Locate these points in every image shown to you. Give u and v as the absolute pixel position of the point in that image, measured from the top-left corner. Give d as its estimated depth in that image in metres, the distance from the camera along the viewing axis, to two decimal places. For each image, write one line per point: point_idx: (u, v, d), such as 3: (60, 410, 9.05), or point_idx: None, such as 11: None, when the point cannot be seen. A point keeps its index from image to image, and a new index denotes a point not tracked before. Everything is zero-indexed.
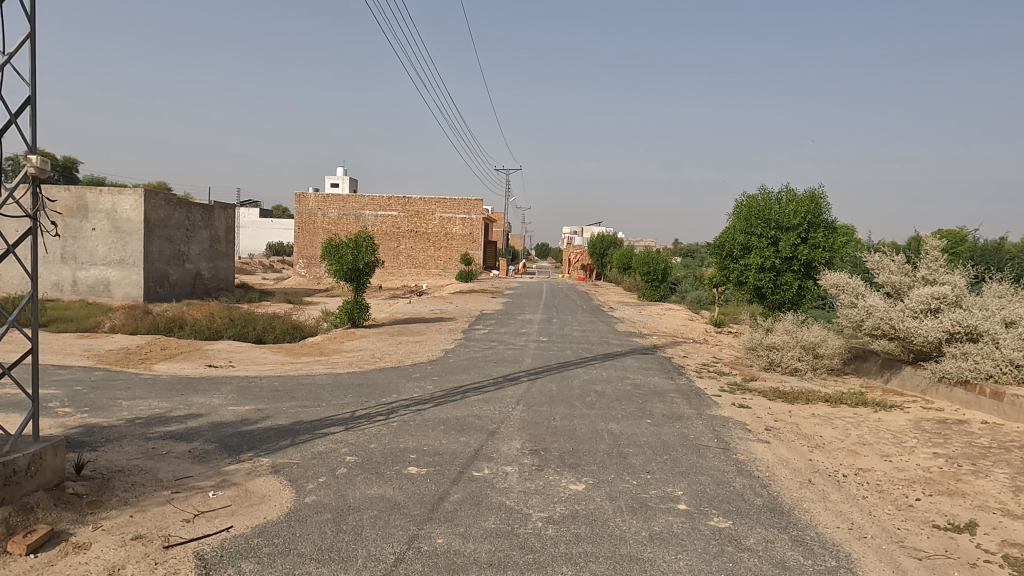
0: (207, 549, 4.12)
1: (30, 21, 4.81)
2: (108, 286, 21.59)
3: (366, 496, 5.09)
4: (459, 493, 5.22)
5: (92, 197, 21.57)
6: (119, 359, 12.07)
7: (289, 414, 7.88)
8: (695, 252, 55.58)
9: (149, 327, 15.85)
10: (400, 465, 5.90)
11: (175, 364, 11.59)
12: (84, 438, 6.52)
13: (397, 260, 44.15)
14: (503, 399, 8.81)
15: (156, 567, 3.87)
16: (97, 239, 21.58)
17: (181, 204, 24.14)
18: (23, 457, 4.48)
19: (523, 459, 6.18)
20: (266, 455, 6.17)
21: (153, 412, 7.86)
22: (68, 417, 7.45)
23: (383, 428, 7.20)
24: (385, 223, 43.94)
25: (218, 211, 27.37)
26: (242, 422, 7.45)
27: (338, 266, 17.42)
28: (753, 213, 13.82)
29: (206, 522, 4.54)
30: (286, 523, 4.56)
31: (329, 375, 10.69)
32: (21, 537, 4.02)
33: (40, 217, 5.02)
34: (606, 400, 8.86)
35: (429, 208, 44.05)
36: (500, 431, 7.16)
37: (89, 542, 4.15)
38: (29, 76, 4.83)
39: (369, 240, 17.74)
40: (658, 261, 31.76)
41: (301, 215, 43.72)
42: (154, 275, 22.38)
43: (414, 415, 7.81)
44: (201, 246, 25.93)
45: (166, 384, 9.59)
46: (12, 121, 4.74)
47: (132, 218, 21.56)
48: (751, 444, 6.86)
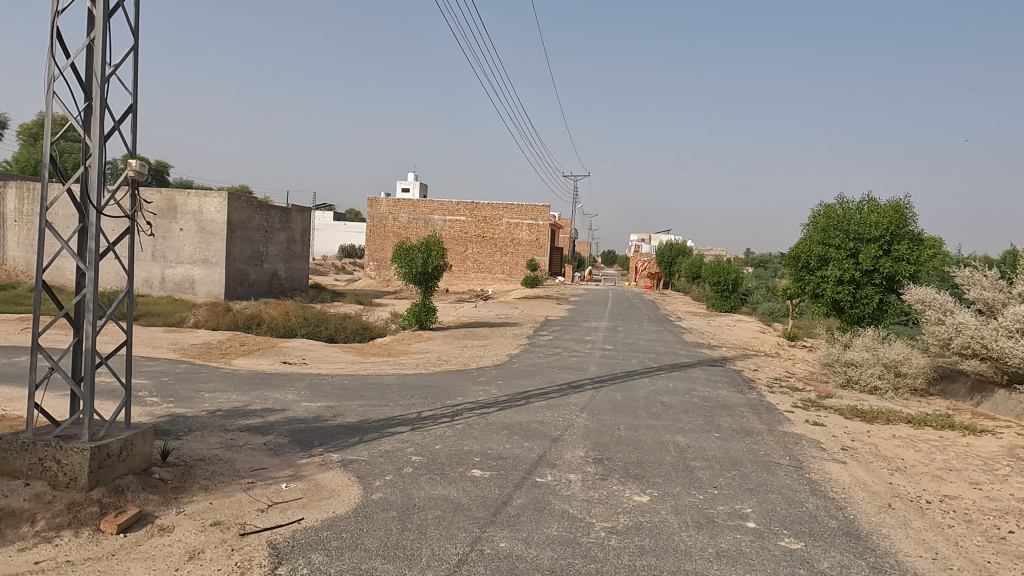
0: (280, 539, 4.27)
1: (134, 35, 5.16)
2: (192, 284, 22.80)
3: (431, 497, 5.17)
4: (521, 498, 5.23)
5: (180, 199, 22.83)
6: (202, 354, 12.73)
7: (358, 412, 8.10)
8: (768, 262, 53.88)
9: (229, 323, 16.63)
10: (465, 467, 5.96)
11: (252, 360, 12.13)
12: (169, 428, 6.89)
13: (463, 264, 44.62)
14: (567, 406, 8.77)
15: (232, 553, 4.04)
16: (184, 239, 22.81)
17: (261, 207, 25.25)
18: (117, 442, 4.78)
19: (586, 467, 6.14)
20: (336, 451, 6.35)
21: (232, 405, 8.23)
22: (155, 405, 7.91)
23: (448, 429, 7.30)
24: (452, 228, 44.53)
25: (295, 214, 28.50)
26: (314, 418, 7.71)
27: (408, 269, 17.79)
28: (832, 223, 13.31)
29: (279, 513, 4.71)
30: (354, 518, 4.68)
31: (396, 375, 10.90)
32: (113, 517, 4.29)
33: (137, 218, 5.31)
34: (672, 412, 8.68)
35: (497, 213, 44.37)
36: (564, 438, 7.14)
37: (172, 525, 4.38)
38: (131, 85, 5.18)
39: (439, 245, 18.02)
40: (729, 271, 30.96)
41: (373, 218, 44.96)
42: (234, 274, 23.45)
43: (478, 419, 7.89)
44: (279, 248, 27.03)
45: (244, 379, 10.03)
46: (116, 128, 5.10)
47: (216, 219, 22.71)
48: (825, 463, 6.59)
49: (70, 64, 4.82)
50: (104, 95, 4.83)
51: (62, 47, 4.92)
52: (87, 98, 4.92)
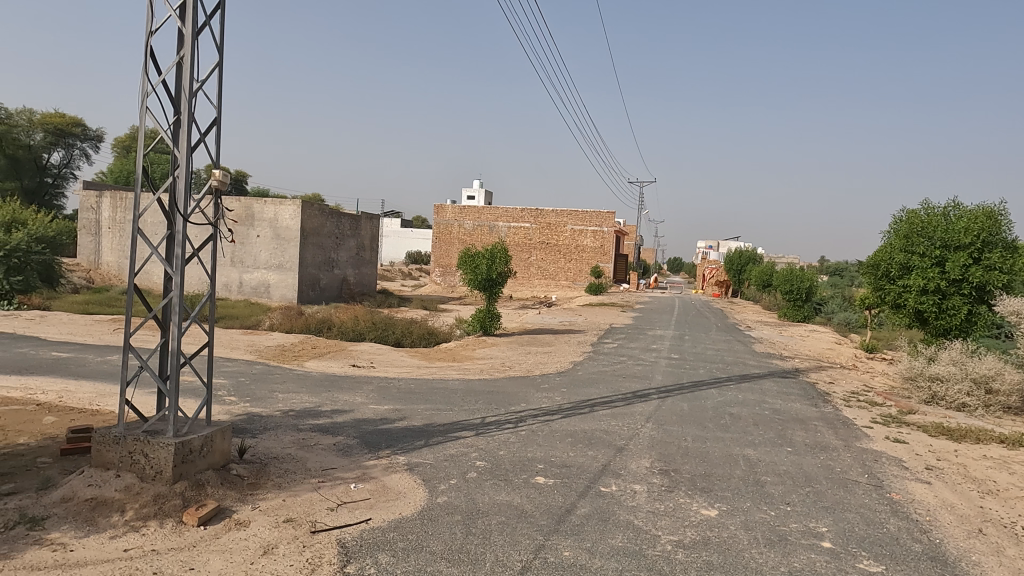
0: (348, 538, 4.38)
1: (219, 51, 5.43)
2: (268, 288, 23.76)
3: (495, 502, 5.19)
4: (585, 507, 5.18)
5: (258, 207, 23.86)
6: (276, 355, 13.25)
7: (423, 416, 8.23)
8: (845, 271, 51.60)
9: (302, 327, 17.24)
10: (528, 474, 5.96)
11: (323, 363, 12.52)
12: (246, 426, 7.20)
13: (527, 271, 44.73)
14: (632, 416, 8.65)
15: (304, 550, 4.17)
16: (261, 245, 23.81)
17: (332, 215, 26.09)
18: (198, 439, 5.02)
19: (652, 478, 6.03)
20: (403, 454, 6.47)
21: (304, 405, 8.51)
22: (233, 404, 8.27)
23: (512, 436, 7.32)
24: (517, 235, 44.75)
25: (364, 221, 29.30)
26: (381, 420, 7.88)
27: (473, 276, 17.98)
28: (915, 230, 12.67)
29: (348, 513, 4.84)
30: (420, 520, 4.75)
31: (460, 381, 11.02)
32: (194, 510, 4.51)
33: (219, 225, 5.57)
34: (742, 424, 8.43)
35: (561, 220, 44.27)
36: (629, 447, 7.04)
37: (248, 520, 4.56)
38: (215, 98, 5.45)
39: (504, 251, 18.14)
40: (803, 279, 29.82)
41: (439, 225, 45.76)
42: (307, 279, 24.30)
43: (542, 426, 7.87)
44: (349, 254, 27.84)
45: (315, 381, 10.36)
46: (201, 140, 5.38)
47: (290, 226, 23.61)
48: (908, 483, 6.25)
49: (162, 80, 5.12)
50: (191, 108, 5.10)
51: (155, 64, 5.23)
52: (176, 112, 5.21)
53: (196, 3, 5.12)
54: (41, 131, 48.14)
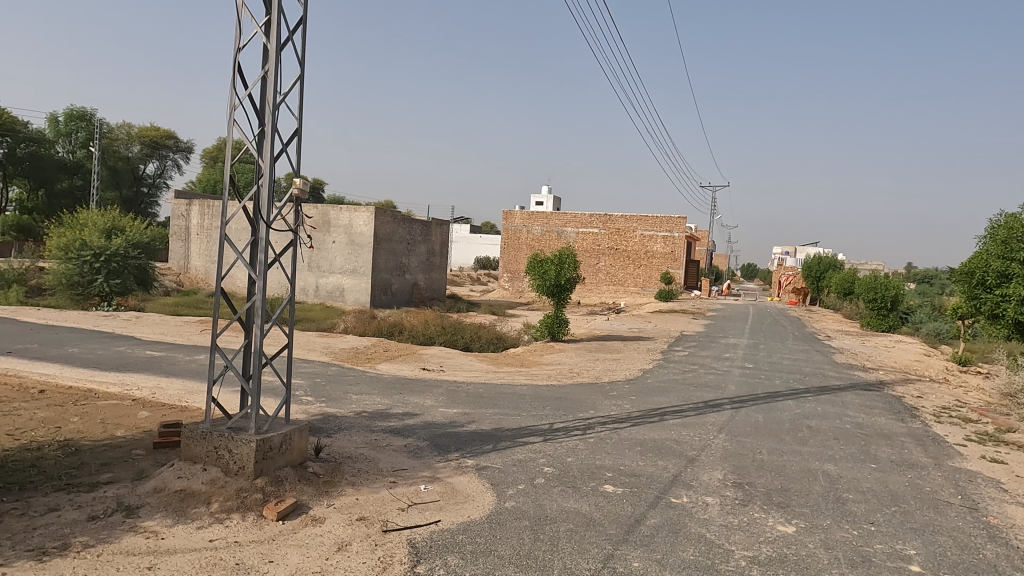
0: (418, 539, 4.46)
1: (302, 65, 5.67)
2: (343, 292, 24.54)
3: (563, 509, 5.17)
4: (655, 518, 5.09)
5: (334, 214, 24.71)
6: (350, 357, 13.66)
7: (492, 420, 8.29)
8: (935, 279, 48.62)
9: (374, 330, 17.72)
10: (596, 482, 5.90)
11: (395, 365, 12.82)
12: (322, 425, 7.46)
13: (596, 277, 44.40)
14: (704, 426, 8.43)
15: (376, 548, 4.27)
16: (336, 251, 24.64)
17: (404, 221, 26.70)
18: (278, 436, 5.22)
19: (725, 491, 5.85)
20: (472, 457, 6.54)
21: (377, 407, 8.74)
22: (310, 404, 8.59)
23: (581, 443, 7.28)
24: (585, 240, 44.54)
25: (435, 227, 29.84)
26: (451, 424, 7.99)
27: (542, 281, 18.00)
28: (1016, 235, 11.85)
29: (418, 513, 4.92)
30: (488, 524, 4.78)
31: (528, 386, 11.04)
32: (274, 505, 4.69)
33: (299, 231, 5.79)
34: (821, 438, 8.08)
35: (631, 225, 43.70)
36: (701, 458, 6.86)
37: (323, 517, 4.71)
38: (297, 111, 5.69)
39: (573, 257, 18.07)
40: (888, 287, 28.30)
41: (508, 231, 46.17)
42: (380, 283, 24.95)
43: (611, 434, 7.79)
44: (420, 260, 28.40)
45: (387, 383, 10.62)
46: (284, 150, 5.62)
47: (364, 232, 24.33)
48: (1006, 506, 5.82)
49: (249, 94, 5.38)
50: (275, 121, 5.33)
51: (242, 79, 5.50)
52: (261, 124, 5.47)
53: (280, 20, 5.35)
54: (138, 143, 51.48)
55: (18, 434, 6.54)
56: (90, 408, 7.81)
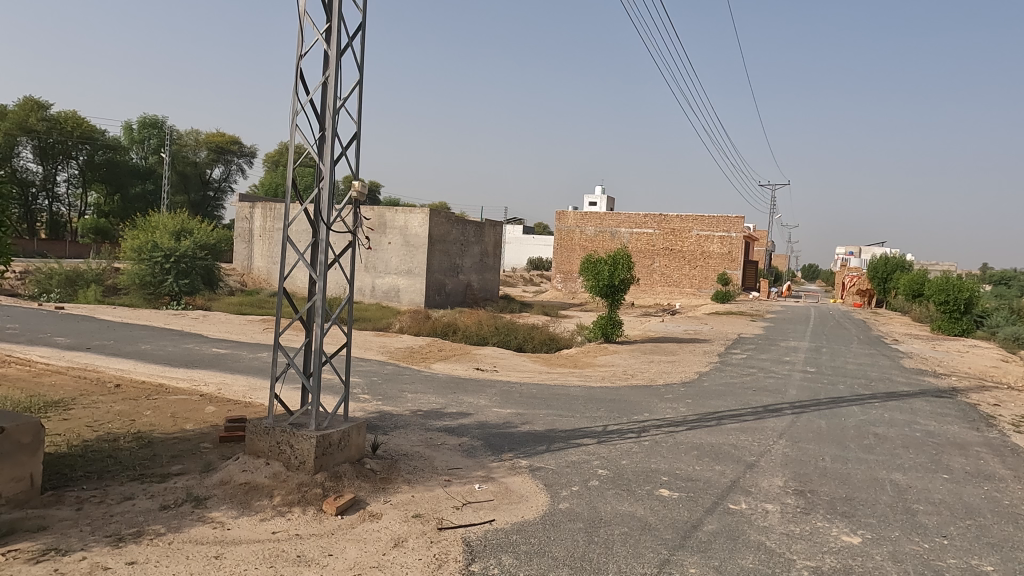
0: (473, 537, 4.49)
1: (360, 70, 5.79)
2: (398, 292, 24.97)
3: (618, 512, 5.12)
4: (713, 524, 4.99)
5: (390, 215, 25.16)
6: (405, 356, 13.89)
7: (546, 421, 8.28)
8: (1014, 280, 45.95)
9: (429, 330, 17.96)
10: (651, 486, 5.82)
11: (449, 365, 12.96)
12: (379, 423, 7.61)
13: (650, 277, 43.82)
14: (763, 431, 8.22)
15: (431, 545, 4.32)
16: (392, 252, 25.10)
17: (458, 222, 26.97)
18: (336, 433, 5.35)
19: (786, 498, 5.69)
20: (525, 457, 6.55)
21: (432, 406, 8.86)
22: (367, 402, 8.78)
23: (635, 446, 7.19)
24: (639, 240, 44.06)
25: (489, 228, 30.03)
26: (505, 424, 8.02)
27: (595, 282, 17.89)
28: None
29: (473, 512, 4.96)
30: (542, 525, 4.78)
31: (582, 387, 10.98)
32: (333, 500, 4.81)
33: (358, 233, 5.91)
34: (888, 446, 7.75)
35: (686, 225, 42.95)
36: (760, 464, 6.69)
37: (380, 513, 4.80)
38: (356, 115, 5.81)
39: (627, 257, 17.88)
40: (961, 289, 26.94)
41: (561, 231, 46.14)
42: (434, 284, 25.27)
43: (666, 437, 7.67)
44: (474, 260, 28.62)
45: (442, 383, 10.74)
46: (343, 153, 5.76)
47: (419, 233, 24.69)
48: None
49: (310, 100, 5.53)
50: (335, 125, 5.47)
51: (305, 85, 5.67)
52: (322, 128, 5.62)
53: (340, 27, 5.49)
54: (205, 148, 53.68)
55: (97, 426, 6.92)
56: (161, 402, 8.19)
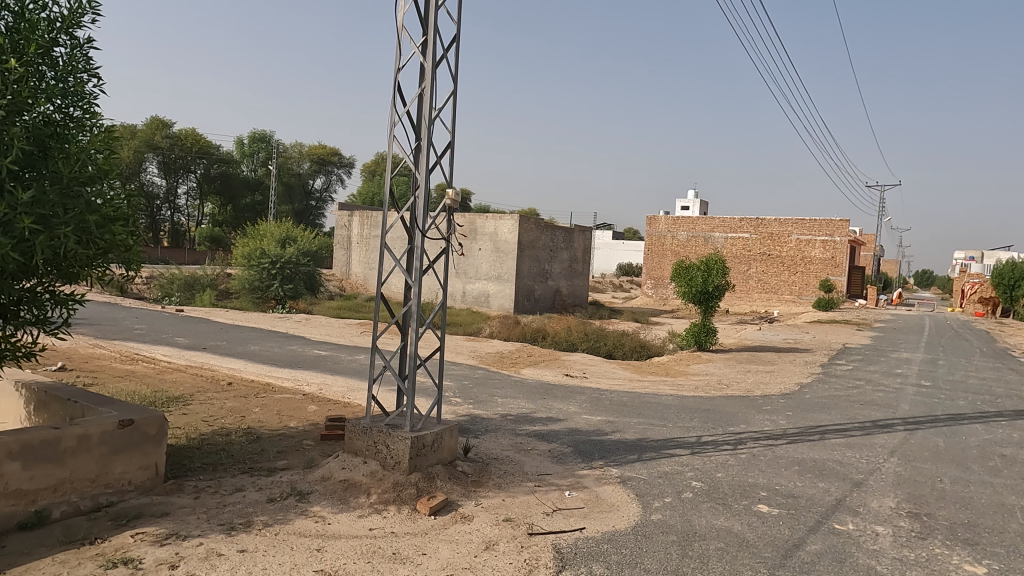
0: (563, 544, 4.48)
1: (455, 81, 5.93)
2: (488, 298, 25.33)
3: (713, 526, 4.95)
4: (816, 544, 4.73)
5: (480, 222, 25.58)
6: (495, 361, 14.07)
7: (636, 430, 8.13)
8: None
9: (518, 335, 18.09)
10: (749, 500, 5.59)
11: (538, 371, 13.01)
12: (470, 426, 7.74)
13: (746, 284, 42.18)
14: (872, 447, 7.71)
15: (522, 550, 4.35)
16: (482, 258, 25.51)
17: (548, 228, 27.04)
18: (430, 435, 5.48)
19: (898, 521, 5.31)
20: (616, 466, 6.46)
21: (521, 411, 8.91)
22: (459, 405, 8.96)
23: (731, 458, 6.94)
24: (735, 245, 42.57)
25: (578, 234, 29.93)
26: (595, 431, 7.95)
27: (688, 289, 17.42)
28: None
29: (563, 519, 4.95)
30: (633, 535, 4.70)
31: (674, 396, 10.71)
32: (426, 500, 4.93)
33: (451, 239, 6.04)
34: (1017, 469, 7.08)
35: (785, 229, 41.04)
36: (869, 483, 6.28)
37: (472, 515, 4.87)
38: (450, 124, 5.95)
39: (721, 263, 17.31)
40: None
41: (652, 236, 45.32)
42: (523, 289, 25.45)
43: (765, 450, 7.35)
44: (563, 266, 28.58)
45: (531, 388, 10.79)
46: (438, 162, 5.91)
47: (509, 240, 24.94)
48: None
49: (407, 111, 5.73)
50: (430, 135, 5.62)
51: (402, 97, 5.87)
52: (418, 138, 5.79)
53: (436, 39, 5.64)
54: (308, 160, 56.62)
55: (212, 420, 7.43)
56: (269, 401, 8.69)
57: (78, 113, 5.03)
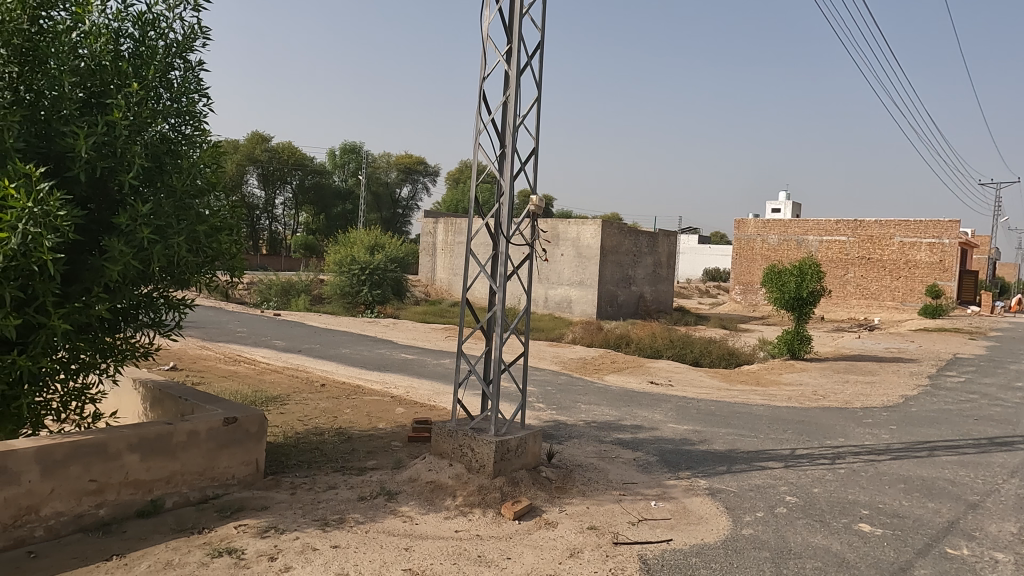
0: (650, 555, 4.39)
1: (539, 87, 5.96)
2: (570, 303, 25.25)
3: (809, 544, 4.71)
4: (926, 569, 4.41)
5: (563, 227, 25.56)
6: (578, 367, 14.00)
7: (725, 441, 7.86)
8: None
9: (601, 341, 17.92)
10: (849, 519, 5.29)
11: (622, 377, 12.83)
12: (554, 432, 7.73)
13: (843, 289, 40.01)
14: (988, 467, 7.12)
15: (607, 559, 4.29)
16: (565, 263, 25.48)
17: (631, 232, 26.68)
18: (514, 439, 5.50)
19: (1021, 548, 4.86)
20: (704, 477, 6.27)
21: (606, 418, 8.82)
22: (542, 411, 8.97)
23: (829, 473, 6.59)
24: (830, 249, 40.52)
25: (662, 238, 29.35)
26: (682, 440, 7.76)
27: (780, 295, 16.70)
28: None
29: (649, 530, 4.85)
30: (724, 550, 4.55)
31: (765, 407, 10.29)
32: (511, 505, 4.95)
33: (535, 245, 6.05)
34: None
35: (887, 231, 38.64)
36: (985, 505, 5.80)
37: (556, 522, 4.85)
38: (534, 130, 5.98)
39: (816, 268, 16.51)
40: None
41: (740, 240, 43.86)
42: (606, 295, 25.20)
43: (866, 466, 6.93)
44: (647, 271, 28.10)
45: (615, 395, 10.65)
46: (522, 169, 5.95)
47: (592, 245, 24.78)
48: None
49: (491, 119, 5.81)
50: (515, 142, 5.67)
51: (487, 105, 5.96)
52: (502, 145, 5.86)
53: (520, 46, 5.70)
54: (396, 169, 58.46)
55: (307, 420, 7.78)
56: (359, 402, 9.01)
57: (191, 131, 5.42)
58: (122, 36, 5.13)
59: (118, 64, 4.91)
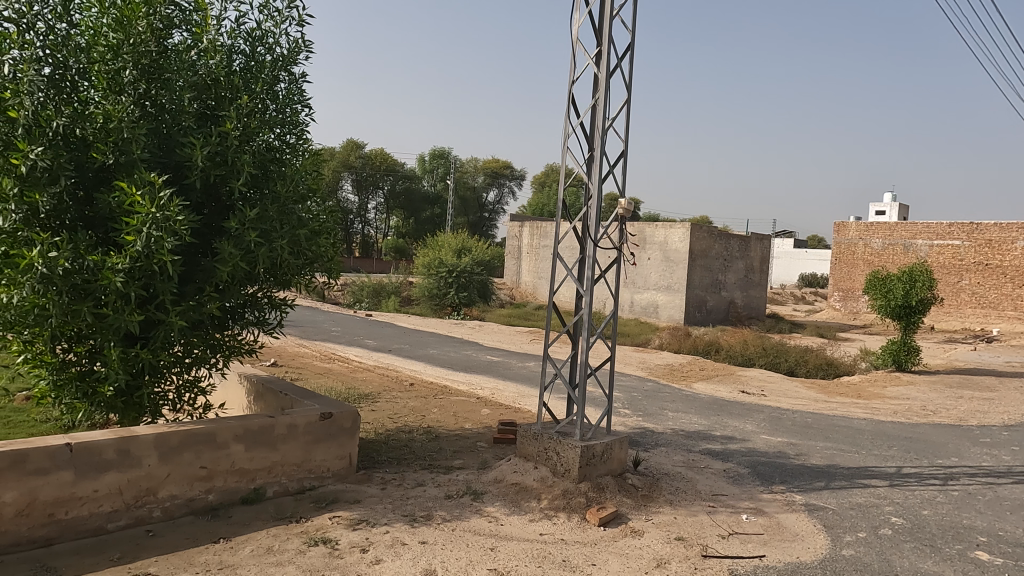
0: (741, 571, 4.23)
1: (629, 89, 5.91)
2: (657, 309, 24.77)
3: (917, 570, 4.40)
4: None
5: (650, 231, 25.13)
6: (665, 374, 13.70)
7: (823, 455, 7.47)
8: None
9: (689, 348, 17.47)
10: (964, 546, 4.90)
11: (712, 385, 12.45)
12: (640, 439, 7.60)
13: (957, 297, 37.13)
14: None
15: (695, 572, 4.17)
16: (651, 268, 25.04)
17: (722, 236, 25.87)
18: (599, 445, 5.45)
19: None
20: (800, 493, 5.99)
21: (694, 426, 8.58)
22: (628, 417, 8.84)
23: (940, 495, 6.14)
24: (942, 254, 37.71)
25: (755, 242, 28.28)
26: (776, 453, 7.44)
27: (885, 302, 15.70)
28: None
29: (740, 544, 4.67)
30: (822, 570, 4.32)
31: (867, 421, 9.70)
32: (596, 511, 4.91)
33: (623, 249, 5.97)
34: None
35: (1008, 235, 35.49)
36: None
37: (642, 530, 4.77)
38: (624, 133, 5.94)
39: (926, 274, 15.41)
40: None
41: (840, 244, 41.59)
42: (695, 300, 24.53)
43: (983, 490, 6.39)
44: (738, 276, 27.15)
45: (704, 403, 10.34)
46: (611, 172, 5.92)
47: (680, 248, 24.20)
48: None
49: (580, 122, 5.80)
50: (603, 145, 5.64)
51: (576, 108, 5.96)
52: (591, 149, 5.84)
53: (609, 49, 5.66)
54: (483, 173, 59.30)
55: (396, 418, 8.01)
56: (446, 402, 9.20)
57: (294, 140, 5.72)
58: (235, 52, 5.49)
59: (230, 79, 5.26)
